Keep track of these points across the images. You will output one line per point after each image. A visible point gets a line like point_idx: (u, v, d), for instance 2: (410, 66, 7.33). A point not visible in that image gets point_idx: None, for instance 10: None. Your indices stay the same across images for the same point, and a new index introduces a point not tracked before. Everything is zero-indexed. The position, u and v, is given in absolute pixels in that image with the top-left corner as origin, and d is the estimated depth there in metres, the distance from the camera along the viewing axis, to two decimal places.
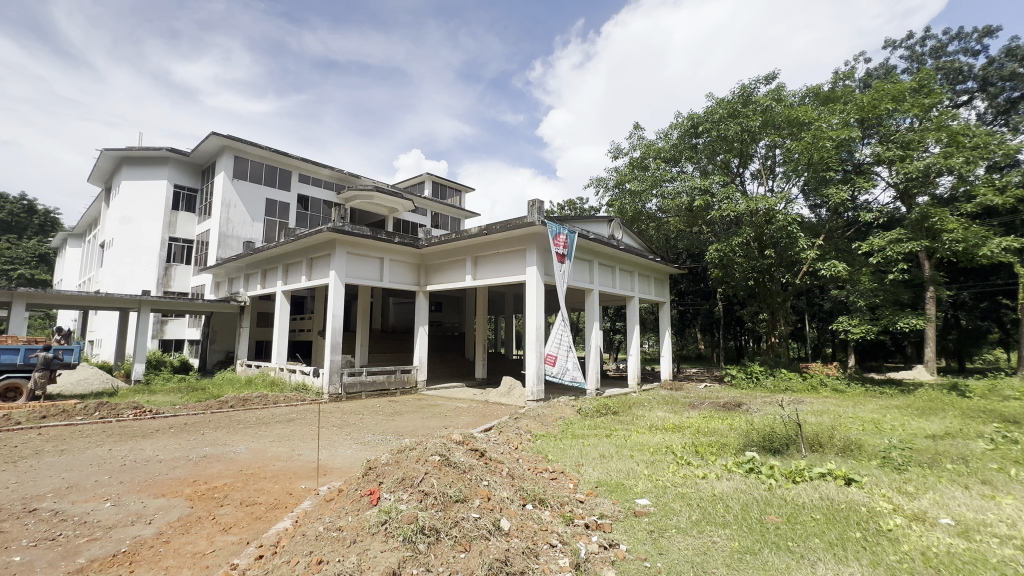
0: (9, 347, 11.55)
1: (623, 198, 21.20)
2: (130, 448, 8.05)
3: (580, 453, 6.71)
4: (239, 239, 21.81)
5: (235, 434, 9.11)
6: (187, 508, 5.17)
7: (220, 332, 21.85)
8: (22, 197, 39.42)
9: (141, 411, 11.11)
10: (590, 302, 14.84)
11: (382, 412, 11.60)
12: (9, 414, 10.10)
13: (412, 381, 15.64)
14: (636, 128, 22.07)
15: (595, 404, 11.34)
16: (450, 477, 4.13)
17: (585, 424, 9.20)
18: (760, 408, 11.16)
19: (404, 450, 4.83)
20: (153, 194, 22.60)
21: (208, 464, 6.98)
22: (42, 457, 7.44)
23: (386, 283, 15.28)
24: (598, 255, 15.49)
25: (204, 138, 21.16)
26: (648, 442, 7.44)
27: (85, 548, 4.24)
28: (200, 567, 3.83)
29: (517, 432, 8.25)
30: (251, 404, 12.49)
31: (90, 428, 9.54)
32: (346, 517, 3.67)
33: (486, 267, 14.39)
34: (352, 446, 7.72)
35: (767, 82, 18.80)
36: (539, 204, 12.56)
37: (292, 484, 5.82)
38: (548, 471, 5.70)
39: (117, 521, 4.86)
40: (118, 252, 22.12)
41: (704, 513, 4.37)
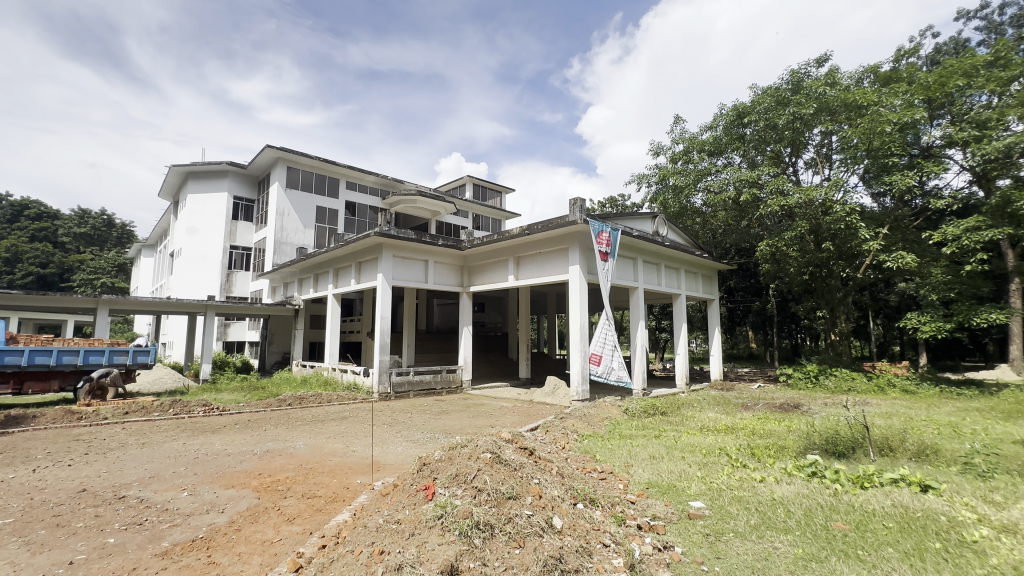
0: (96, 349, 12.69)
1: (665, 193, 20.74)
2: (201, 442, 8.66)
3: (628, 454, 6.58)
4: (292, 245, 22.95)
5: (294, 431, 9.59)
6: (254, 499, 5.51)
7: (277, 334, 23.09)
8: (103, 212, 43.98)
9: (209, 408, 11.88)
10: (635, 300, 14.57)
11: (430, 410, 11.92)
12: (98, 410, 11.08)
13: (457, 381, 15.90)
14: (678, 121, 21.62)
15: (643, 404, 11.12)
16: (503, 474, 4.20)
17: (632, 424, 9.03)
18: (822, 410, 10.56)
19: (456, 447, 4.93)
20: (215, 205, 24.23)
21: (270, 459, 7.40)
22: (127, 449, 8.15)
23: (431, 285, 15.64)
24: (642, 252, 15.16)
25: (260, 151, 22.42)
26: (700, 444, 7.20)
27: (168, 533, 4.62)
28: (269, 555, 4.06)
29: (564, 431, 8.23)
30: (307, 402, 13.11)
31: (166, 424, 10.35)
32: (404, 511, 3.78)
33: (528, 268, 14.42)
34: (402, 444, 7.95)
35: (818, 65, 17.84)
36: (581, 202, 12.43)
37: (348, 479, 6.07)
38: (597, 472, 5.64)
39: (194, 510, 5.25)
40: (186, 260, 23.81)
41: (763, 517, 4.20)
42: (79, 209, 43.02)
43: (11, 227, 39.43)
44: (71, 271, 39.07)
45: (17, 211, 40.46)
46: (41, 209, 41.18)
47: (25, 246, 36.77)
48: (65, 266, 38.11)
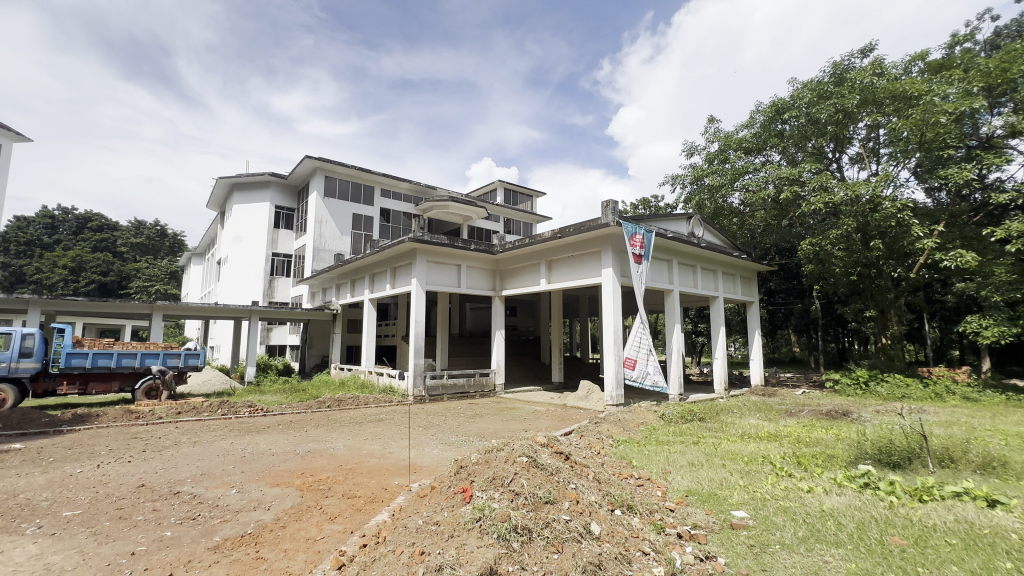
0: (152, 351, 13.46)
1: (701, 193, 20.27)
2: (247, 442, 9.04)
3: (666, 461, 6.44)
4: (330, 252, 23.70)
5: (334, 432, 9.88)
6: (298, 497, 5.71)
7: (316, 338, 23.85)
8: (157, 223, 46.78)
9: (254, 409, 12.38)
10: (671, 303, 14.29)
11: (463, 414, 12.04)
12: (154, 410, 11.75)
13: (490, 385, 15.99)
14: (712, 119, 21.13)
15: (679, 410, 10.86)
16: (539, 478, 4.20)
17: (670, 430, 8.82)
18: (874, 418, 10.01)
19: (492, 450, 4.96)
20: (258, 215, 25.32)
21: (312, 459, 7.65)
22: (180, 447, 8.61)
23: (464, 289, 15.83)
24: (677, 254, 14.85)
25: (299, 162, 23.32)
26: (741, 451, 6.96)
27: (219, 528, 4.83)
28: (313, 552, 4.20)
29: (598, 436, 8.14)
30: (345, 405, 13.47)
31: (215, 424, 10.86)
32: (442, 513, 3.82)
33: (561, 271, 14.36)
34: (438, 446, 8.07)
35: (863, 55, 17.05)
36: (613, 204, 12.29)
37: (386, 480, 6.21)
38: (633, 478, 5.55)
39: (243, 506, 5.48)
40: (232, 268, 24.94)
41: (812, 529, 4.02)
42: (136, 221, 45.92)
43: (76, 238, 42.52)
44: (128, 279, 41.62)
45: (81, 223, 43.57)
46: (102, 221, 44.20)
47: (89, 256, 39.51)
48: (123, 274, 40.64)
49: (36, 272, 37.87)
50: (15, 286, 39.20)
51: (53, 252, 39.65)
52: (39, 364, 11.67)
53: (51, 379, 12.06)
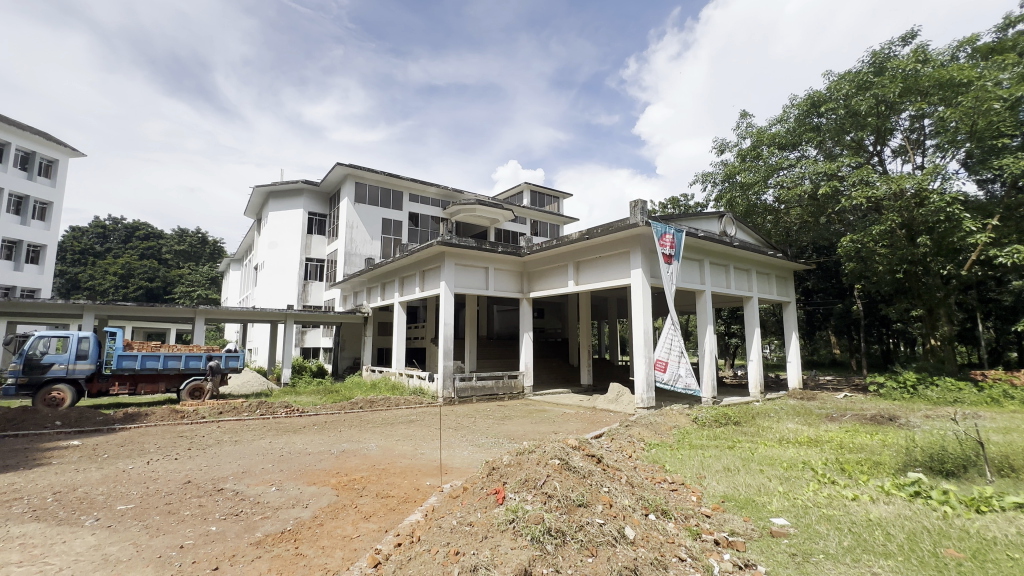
0: (195, 354, 14.03)
1: (733, 191, 19.76)
2: (285, 441, 9.34)
3: (700, 465, 6.30)
4: (361, 256, 24.24)
5: (366, 433, 10.10)
6: (334, 496, 5.86)
7: (347, 340, 24.42)
8: (198, 231, 49.01)
9: (290, 409, 12.77)
10: (703, 304, 13.99)
11: (493, 415, 12.09)
12: (197, 409, 12.27)
13: (519, 387, 16.00)
14: (744, 115, 20.61)
15: (713, 413, 10.60)
16: (572, 481, 4.18)
17: (703, 434, 8.61)
18: (923, 423, 9.51)
19: (524, 452, 4.96)
20: (292, 221, 26.16)
21: (346, 458, 7.83)
22: (222, 446, 8.97)
23: (491, 291, 15.93)
24: (709, 253, 14.52)
25: (331, 169, 23.97)
26: (780, 456, 6.75)
27: (260, 524, 5.01)
28: (350, 550, 4.29)
29: (630, 439, 8.04)
30: (376, 406, 13.74)
31: (255, 423, 11.28)
32: (475, 514, 3.85)
33: (589, 272, 14.25)
34: (469, 448, 8.13)
35: (905, 42, 16.28)
36: (642, 204, 12.10)
37: (418, 481, 6.29)
38: (667, 482, 5.44)
39: (282, 503, 5.66)
40: (268, 273, 25.83)
41: (858, 539, 3.85)
42: (179, 229, 48.22)
43: (126, 247, 45.03)
44: (173, 285, 43.69)
45: (130, 232, 46.09)
46: (149, 229, 46.62)
47: (137, 263, 41.68)
48: (168, 280, 42.68)
49: (90, 279, 40.29)
50: (71, 292, 41.79)
51: (105, 260, 42.11)
52: (93, 366, 12.41)
53: (104, 380, 12.78)
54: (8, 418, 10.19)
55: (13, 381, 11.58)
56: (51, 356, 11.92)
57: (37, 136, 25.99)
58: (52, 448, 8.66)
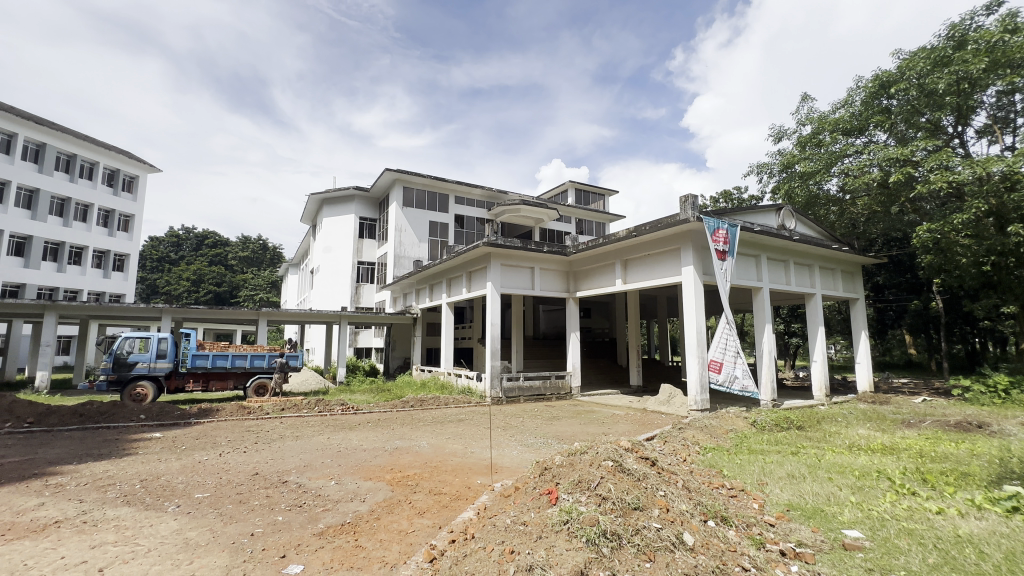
0: (260, 354, 14.90)
1: (792, 181, 18.68)
2: (342, 437, 9.76)
3: (761, 471, 5.99)
4: (410, 258, 24.89)
5: (418, 431, 10.37)
6: (389, 491, 6.05)
7: (398, 340, 25.17)
8: (260, 238, 52.21)
9: (346, 407, 13.32)
10: (760, 302, 13.33)
11: (541, 416, 12.05)
12: (262, 406, 13.04)
13: (567, 388, 15.87)
14: (804, 100, 19.45)
15: (774, 417, 10.05)
16: (626, 484, 4.09)
17: (763, 439, 8.18)
18: (1018, 432, 8.58)
19: (575, 453, 4.91)
20: (345, 226, 27.29)
21: (400, 455, 8.09)
22: (285, 441, 9.50)
23: (538, 291, 15.91)
24: (766, 249, 13.81)
25: (380, 175, 24.79)
26: (850, 464, 6.30)
27: (322, 516, 5.25)
28: (406, 544, 4.41)
29: (683, 442, 7.78)
30: (427, 404, 14.07)
31: (314, 420, 11.84)
32: (529, 513, 3.84)
33: (637, 271, 13.93)
34: (518, 448, 8.15)
35: (990, 11, 14.77)
36: (693, 199, 11.63)
37: (469, 479, 6.38)
38: (726, 488, 5.21)
39: (341, 497, 5.92)
40: (324, 276, 27.06)
41: (946, 556, 3.52)
42: (243, 237, 51.59)
43: (197, 254, 48.76)
44: (238, 289, 46.74)
45: (200, 240, 49.84)
46: (217, 238, 50.20)
47: (206, 270, 44.96)
48: (234, 285, 45.74)
49: (167, 284, 43.89)
50: (151, 297, 45.76)
51: (179, 267, 45.73)
52: (170, 364, 13.47)
53: (181, 377, 13.86)
54: (100, 411, 11.23)
55: (104, 379, 12.79)
56: (135, 355, 13.07)
57: (120, 154, 28.63)
58: (138, 439, 9.48)
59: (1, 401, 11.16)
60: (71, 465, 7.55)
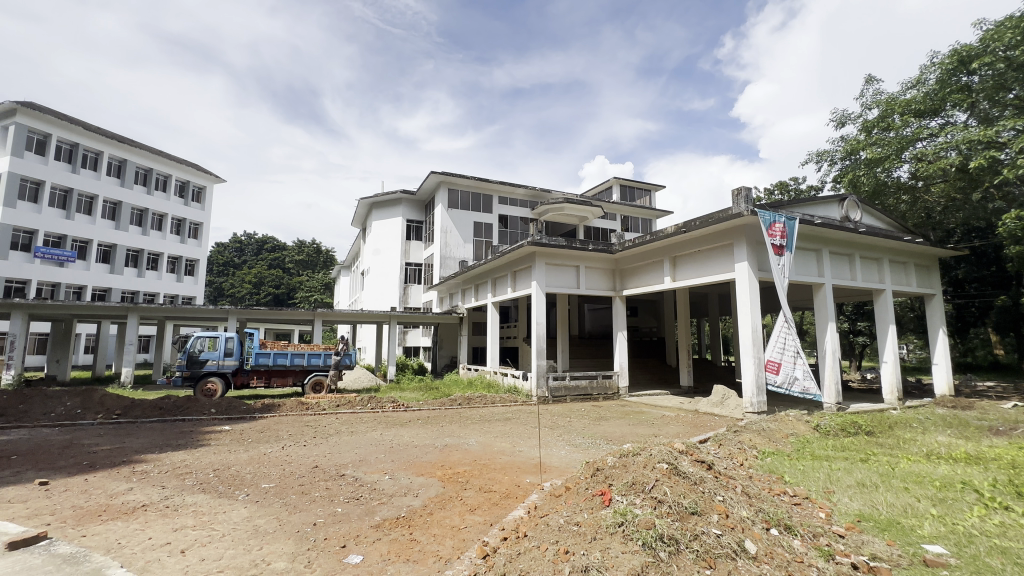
0: (317, 352, 15.71)
1: (856, 169, 17.48)
2: (394, 434, 10.07)
3: (827, 479, 5.64)
4: (455, 259, 25.32)
5: (467, 429, 10.54)
6: (441, 487, 6.19)
7: (445, 340, 25.70)
8: (314, 242, 54.84)
9: (397, 404, 13.74)
10: (821, 299, 12.59)
11: (588, 416, 11.92)
12: (319, 402, 13.68)
13: (614, 387, 15.62)
14: (869, 81, 18.18)
15: (839, 421, 9.44)
16: (682, 487, 3.99)
17: (827, 444, 7.71)
18: None
19: (628, 454, 4.83)
20: (393, 229, 28.15)
21: (450, 452, 8.25)
22: (342, 436, 9.94)
23: (583, 290, 15.74)
24: (828, 242, 13.00)
25: (426, 178, 25.37)
26: (929, 474, 5.81)
27: (379, 508, 5.46)
28: (459, 540, 4.49)
29: (740, 446, 7.47)
30: (474, 403, 14.28)
31: (367, 417, 12.30)
32: (582, 514, 3.82)
33: (687, 267, 13.49)
34: (566, 447, 8.10)
35: None
36: (746, 192, 11.10)
37: (519, 477, 6.41)
38: (788, 495, 4.94)
39: (395, 491, 6.12)
40: (374, 278, 28.04)
41: None
42: (299, 241, 54.36)
43: (258, 258, 51.90)
44: (295, 291, 49.29)
45: (260, 245, 52.91)
46: (275, 243, 53.19)
47: (266, 273, 47.76)
48: (291, 287, 48.31)
49: (232, 287, 47.01)
50: (218, 299, 49.22)
51: (243, 271, 48.83)
52: (237, 362, 14.42)
53: (246, 373, 14.78)
54: (177, 404, 12.17)
55: (180, 374, 13.83)
56: (206, 353, 14.07)
57: (190, 167, 30.91)
58: (210, 431, 10.21)
59: (94, 395, 12.33)
60: (154, 453, 8.24)
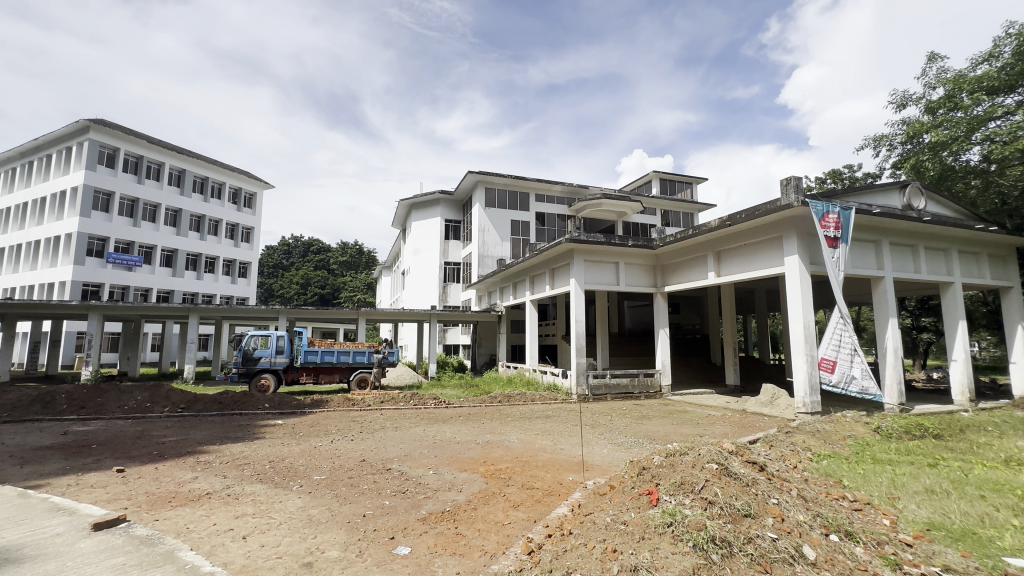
0: (361, 350, 16.24)
1: (919, 154, 16.29)
2: (437, 430, 10.28)
3: (891, 484, 5.30)
4: (493, 257, 25.50)
5: (508, 426, 10.61)
6: (484, 483, 6.26)
7: (484, 338, 25.96)
8: (356, 243, 56.62)
9: (438, 401, 14.00)
10: (881, 293, 11.85)
11: (630, 414, 11.75)
12: (365, 398, 14.14)
13: (656, 386, 15.30)
14: (932, 59, 16.89)
15: (903, 423, 8.87)
16: (734, 489, 3.87)
17: (890, 447, 7.24)
18: None
19: (675, 454, 4.72)
20: (432, 229, 28.65)
21: (491, 449, 8.33)
22: (387, 431, 10.24)
23: (623, 287, 15.48)
24: (888, 232, 12.21)
25: (463, 178, 25.65)
26: (1010, 482, 5.36)
27: (424, 502, 5.59)
28: (504, 535, 4.53)
29: (792, 448, 7.14)
30: (514, 400, 14.36)
31: (410, 413, 12.61)
32: (629, 513, 3.76)
33: (732, 262, 13.01)
34: (607, 446, 8.00)
35: None
36: (796, 181, 10.56)
37: (561, 475, 6.40)
38: (847, 500, 4.69)
39: (440, 486, 6.23)
40: (414, 277, 28.65)
41: None
42: (342, 243, 56.27)
43: (305, 260, 54.12)
44: (339, 292, 51.08)
45: (307, 247, 55.16)
46: (321, 245, 55.32)
47: (312, 274, 49.72)
48: (335, 287, 50.09)
49: (281, 288, 49.26)
50: (269, 300, 51.71)
51: (291, 272, 51.06)
52: (288, 359, 15.09)
53: (296, 370, 15.46)
54: (235, 399, 12.90)
55: (236, 371, 14.62)
56: (259, 351, 14.80)
57: (242, 174, 32.57)
58: (265, 425, 10.76)
59: (161, 389, 13.26)
60: (215, 445, 8.78)
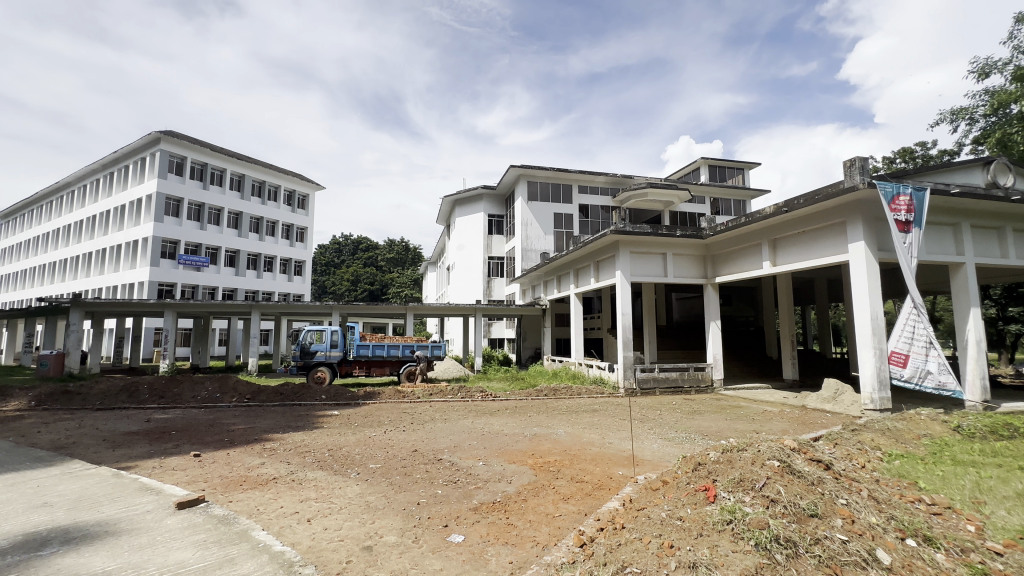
0: (409, 344, 16.72)
1: (1006, 126, 14.76)
2: (484, 422, 10.45)
3: (975, 487, 4.88)
4: (536, 251, 25.46)
5: (555, 419, 10.63)
6: (533, 475, 6.31)
7: (528, 331, 26.02)
8: (402, 240, 58.20)
9: (485, 394, 14.21)
10: (961, 281, 10.88)
11: (680, 409, 11.45)
12: (414, 391, 14.57)
13: (708, 380, 14.80)
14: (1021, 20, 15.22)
15: (988, 422, 8.13)
16: (798, 487, 3.70)
17: (973, 448, 6.65)
18: None
19: (732, 450, 4.56)
20: (475, 224, 28.96)
21: (539, 442, 8.37)
22: (436, 423, 10.52)
23: (671, 278, 15.07)
24: (969, 214, 11.16)
25: (505, 173, 25.74)
26: None
27: (475, 492, 5.70)
28: (555, 527, 4.55)
29: (860, 447, 6.72)
30: (560, 394, 14.33)
31: (458, 405, 12.89)
32: (684, 509, 3.68)
33: (789, 250, 12.35)
34: (658, 441, 7.84)
35: None
36: (862, 161, 9.84)
37: (610, 469, 6.35)
38: (926, 504, 4.35)
39: (490, 477, 6.34)
40: (459, 272, 29.10)
41: None
42: (389, 240, 57.97)
43: (355, 257, 56.19)
44: (387, 288, 52.73)
45: (356, 245, 57.22)
46: (369, 242, 57.26)
47: (362, 271, 51.52)
48: (383, 284, 51.72)
49: (333, 285, 51.44)
50: (322, 296, 54.16)
51: (342, 270, 53.16)
52: (342, 353, 15.76)
53: (349, 363, 16.11)
54: (295, 390, 13.65)
55: (295, 364, 15.49)
56: (315, 345, 15.55)
57: (295, 176, 34.14)
58: (323, 416, 11.32)
59: (229, 381, 14.24)
60: (279, 433, 9.34)
